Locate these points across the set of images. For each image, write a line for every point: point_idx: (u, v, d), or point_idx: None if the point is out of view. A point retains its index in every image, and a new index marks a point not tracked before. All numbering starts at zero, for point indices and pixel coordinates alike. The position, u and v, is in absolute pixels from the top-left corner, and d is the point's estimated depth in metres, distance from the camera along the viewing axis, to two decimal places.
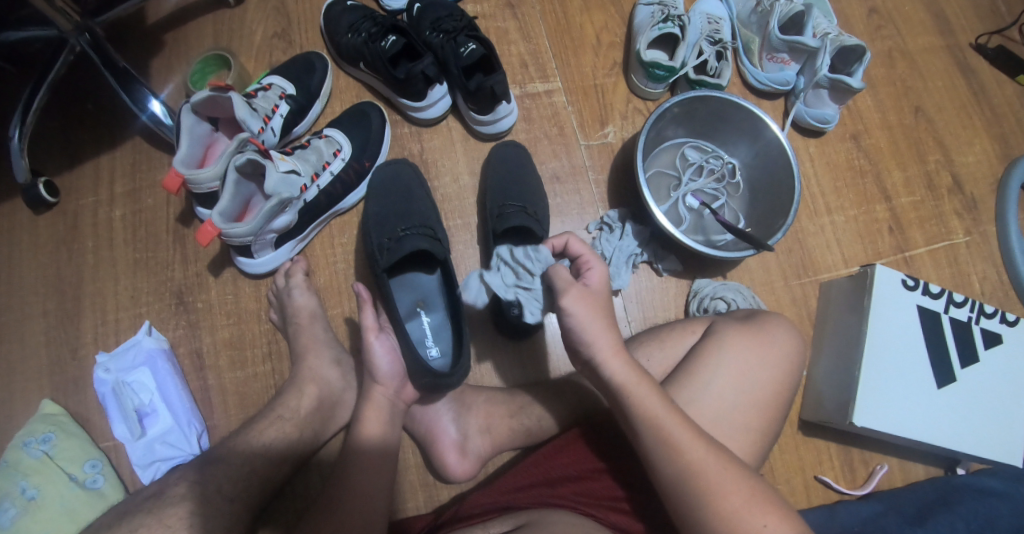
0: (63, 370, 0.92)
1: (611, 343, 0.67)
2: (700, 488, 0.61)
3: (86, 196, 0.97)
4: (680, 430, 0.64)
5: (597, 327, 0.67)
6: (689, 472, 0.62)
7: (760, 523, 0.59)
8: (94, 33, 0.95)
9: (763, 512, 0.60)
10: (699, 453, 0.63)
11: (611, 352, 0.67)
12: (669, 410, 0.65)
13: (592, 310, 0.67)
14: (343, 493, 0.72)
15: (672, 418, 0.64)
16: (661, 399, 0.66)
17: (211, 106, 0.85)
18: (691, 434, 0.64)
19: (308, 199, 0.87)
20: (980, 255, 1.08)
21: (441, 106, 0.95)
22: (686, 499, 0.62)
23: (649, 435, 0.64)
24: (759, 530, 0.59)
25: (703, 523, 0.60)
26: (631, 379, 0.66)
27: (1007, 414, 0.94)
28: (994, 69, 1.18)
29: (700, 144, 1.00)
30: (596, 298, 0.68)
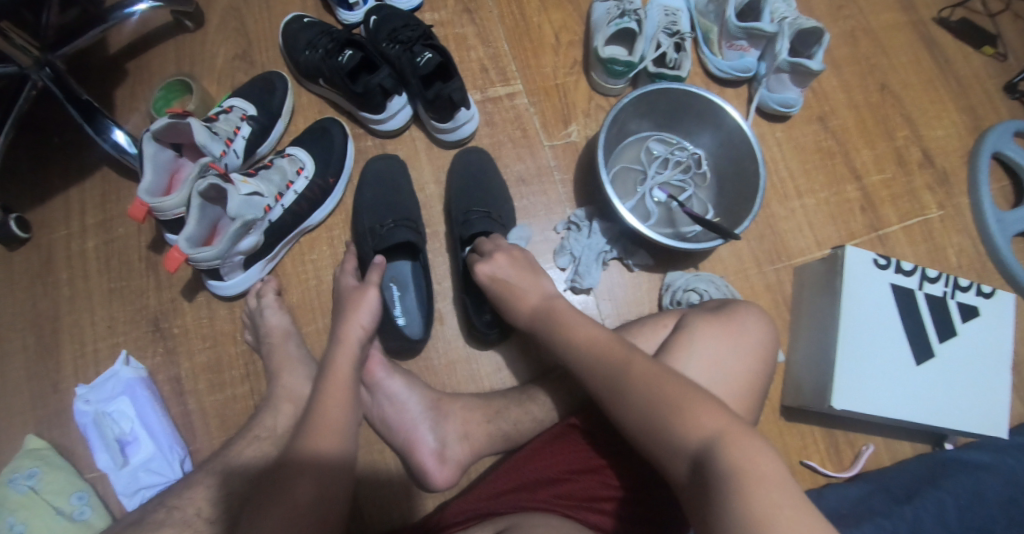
0: (45, 404, 0.92)
1: (533, 291, 0.78)
2: (628, 394, 0.63)
3: (58, 229, 0.97)
4: (600, 347, 0.68)
5: (513, 289, 0.78)
6: (609, 384, 0.65)
7: (682, 421, 0.58)
8: (55, 67, 0.95)
9: (690, 407, 0.59)
10: (620, 364, 0.66)
11: (532, 299, 0.77)
12: (590, 332, 0.71)
13: (512, 283, 0.78)
14: (287, 493, 0.62)
15: (591, 343, 0.69)
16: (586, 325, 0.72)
17: (172, 132, 0.84)
18: (611, 352, 0.67)
19: (273, 220, 0.88)
20: (954, 228, 1.09)
21: (402, 117, 0.96)
22: (616, 408, 0.64)
23: (577, 359, 0.69)
24: (684, 424, 0.58)
25: (637, 430, 0.61)
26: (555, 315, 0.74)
27: (988, 386, 0.95)
28: (958, 42, 1.18)
29: (664, 137, 1.00)
30: (506, 279, 0.79)
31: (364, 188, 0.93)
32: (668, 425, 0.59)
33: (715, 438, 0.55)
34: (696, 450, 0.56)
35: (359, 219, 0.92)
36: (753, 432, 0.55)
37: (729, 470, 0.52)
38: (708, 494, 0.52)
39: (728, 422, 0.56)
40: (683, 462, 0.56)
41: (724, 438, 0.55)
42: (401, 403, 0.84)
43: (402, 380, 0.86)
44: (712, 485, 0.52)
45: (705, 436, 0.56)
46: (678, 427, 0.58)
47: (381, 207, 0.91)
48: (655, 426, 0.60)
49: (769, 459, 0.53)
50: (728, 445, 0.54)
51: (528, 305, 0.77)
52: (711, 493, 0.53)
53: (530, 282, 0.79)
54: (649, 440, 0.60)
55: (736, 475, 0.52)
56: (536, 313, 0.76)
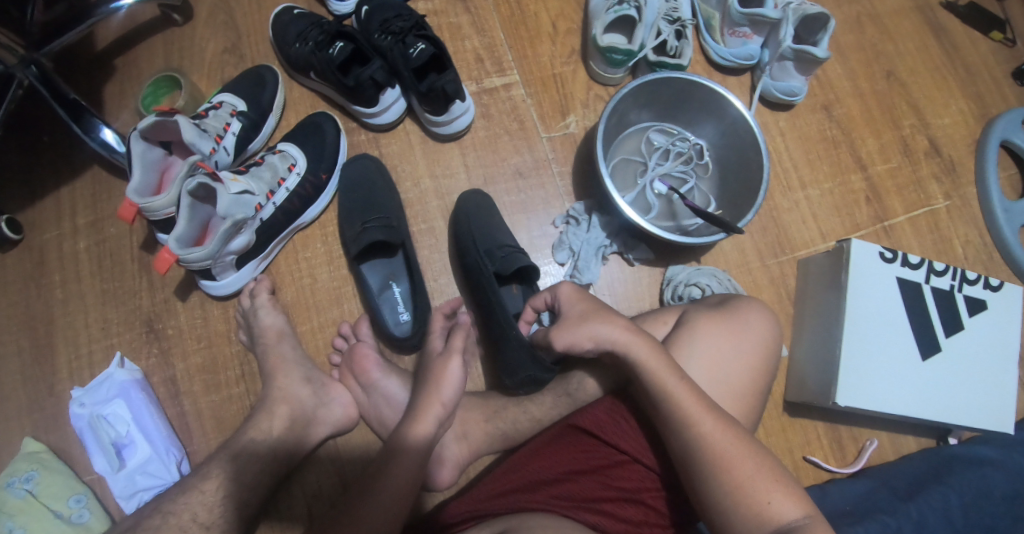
0: (41, 407, 0.91)
1: (616, 320, 0.71)
2: (709, 460, 0.64)
3: (49, 230, 0.96)
4: (693, 402, 0.66)
5: (591, 320, 0.70)
6: (701, 442, 0.65)
7: (769, 498, 0.62)
8: (41, 65, 0.93)
9: (775, 486, 0.63)
10: (715, 429, 0.65)
11: (619, 328, 0.70)
12: (678, 377, 0.68)
13: (588, 315, 0.71)
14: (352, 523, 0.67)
15: (685, 390, 0.67)
16: (677, 371, 0.68)
17: (160, 130, 0.83)
18: (703, 408, 0.66)
19: (264, 218, 0.86)
20: (960, 219, 1.07)
21: (395, 110, 0.93)
22: (701, 468, 0.64)
23: (663, 408, 0.67)
24: (767, 505, 0.62)
25: (716, 493, 0.63)
26: (642, 349, 0.69)
27: (994, 380, 0.94)
28: (966, 27, 1.15)
29: (665, 127, 0.98)
30: (579, 309, 0.72)
31: (341, 197, 0.92)
32: (749, 501, 0.62)
33: (798, 525, 0.61)
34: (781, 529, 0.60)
35: (341, 225, 0.91)
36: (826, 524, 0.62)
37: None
38: None
39: (810, 510, 0.62)
40: None
41: (809, 525, 0.61)
42: (398, 405, 0.83)
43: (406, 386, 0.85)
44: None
45: (792, 520, 0.61)
46: (759, 508, 0.62)
47: (360, 208, 0.90)
48: (736, 498, 0.62)
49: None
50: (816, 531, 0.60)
51: (613, 331, 0.70)
52: None
53: (609, 315, 0.72)
54: (727, 509, 0.62)
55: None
56: (624, 344, 0.70)
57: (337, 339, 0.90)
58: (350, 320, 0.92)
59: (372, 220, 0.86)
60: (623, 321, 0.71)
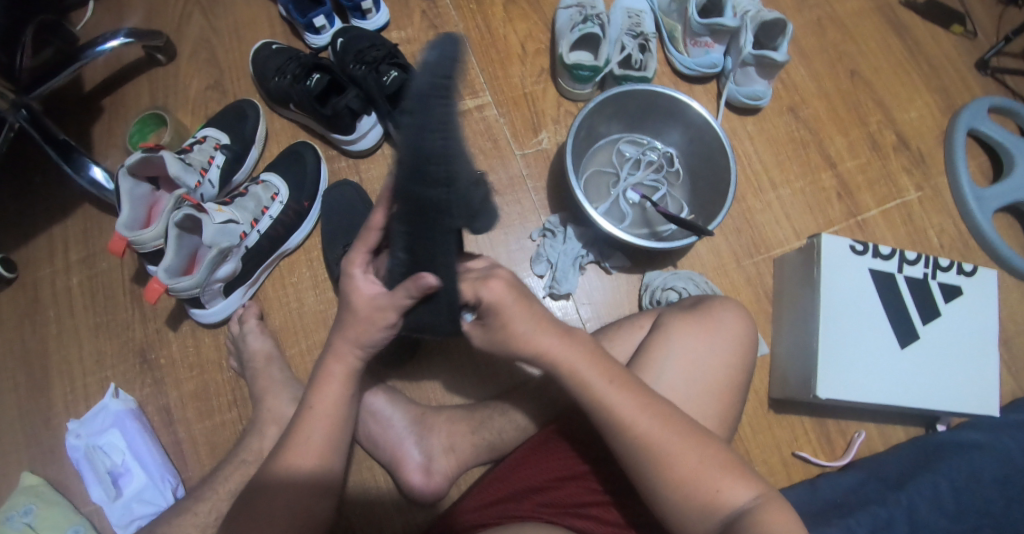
0: (39, 440, 0.92)
1: (550, 333, 0.64)
2: (656, 454, 0.61)
3: (43, 267, 0.98)
4: (654, 417, 0.62)
5: (526, 329, 0.63)
6: (642, 444, 0.61)
7: (719, 486, 0.60)
8: (31, 108, 0.96)
9: (728, 475, 0.60)
10: (673, 442, 0.61)
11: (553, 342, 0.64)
12: (627, 392, 0.63)
13: (523, 320, 0.63)
14: None
15: (615, 390, 0.63)
16: (610, 376, 0.64)
17: (147, 166, 0.86)
18: (656, 417, 0.62)
19: (249, 246, 0.89)
20: (933, 209, 1.10)
21: (373, 136, 0.97)
22: (644, 472, 0.62)
23: (619, 437, 0.62)
24: (717, 493, 0.60)
25: (661, 492, 0.61)
26: (591, 370, 0.64)
27: (975, 365, 0.95)
28: (927, 23, 1.19)
29: (635, 137, 1.01)
30: (515, 310, 0.63)
31: (324, 221, 0.94)
32: (697, 492, 0.60)
33: (753, 506, 0.59)
34: (732, 519, 0.58)
35: (326, 248, 0.94)
36: (782, 498, 0.60)
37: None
38: None
39: (762, 488, 0.60)
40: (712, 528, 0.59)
41: (764, 506, 0.59)
42: (385, 418, 0.86)
43: (385, 397, 0.88)
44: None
45: (743, 504, 0.59)
46: (710, 496, 0.59)
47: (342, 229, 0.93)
48: (684, 491, 0.60)
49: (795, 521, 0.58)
50: (768, 510, 0.58)
51: (545, 346, 0.64)
52: None
53: (544, 326, 0.64)
54: (676, 504, 0.60)
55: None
56: (552, 353, 0.64)
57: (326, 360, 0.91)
58: None
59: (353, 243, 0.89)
60: (558, 334, 0.65)
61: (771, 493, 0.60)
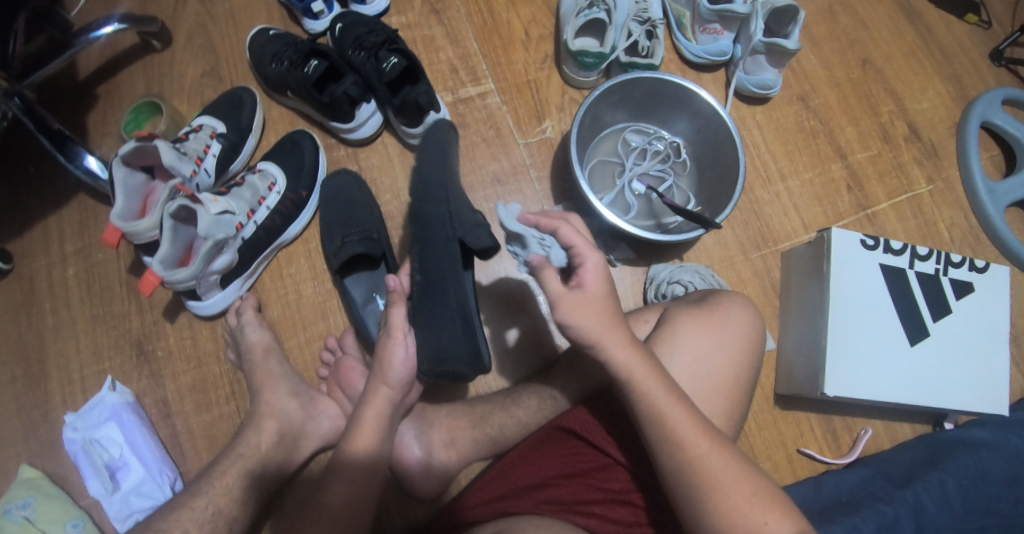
0: (36, 434, 0.91)
1: (619, 335, 0.65)
2: (705, 477, 0.62)
3: (39, 258, 0.97)
4: (703, 439, 0.63)
5: (601, 325, 0.65)
6: (692, 464, 0.62)
7: (763, 518, 0.60)
8: (23, 97, 0.94)
9: (770, 508, 0.61)
10: (724, 471, 0.62)
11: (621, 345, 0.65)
12: (685, 409, 0.64)
13: (601, 317, 0.65)
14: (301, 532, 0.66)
15: (674, 407, 0.64)
16: (669, 390, 0.65)
17: (140, 155, 0.84)
18: (705, 441, 0.63)
19: (246, 237, 0.87)
20: (945, 202, 1.07)
21: (372, 124, 0.94)
22: (689, 491, 0.62)
23: (671, 450, 0.63)
24: (759, 525, 0.60)
25: (703, 513, 0.61)
26: (655, 380, 0.65)
27: (986, 364, 0.94)
28: (941, 10, 1.15)
29: (641, 127, 0.99)
30: (597, 299, 0.64)
31: (322, 211, 0.92)
32: (739, 520, 0.60)
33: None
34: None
35: (324, 239, 0.91)
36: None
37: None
38: None
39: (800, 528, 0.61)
40: None
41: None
42: None
43: None
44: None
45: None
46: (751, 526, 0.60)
47: (338, 218, 0.90)
48: (727, 518, 0.60)
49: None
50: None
51: (611, 348, 0.65)
52: None
53: (617, 326, 0.65)
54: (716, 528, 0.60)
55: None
56: (616, 357, 0.65)
57: (324, 353, 0.90)
58: (336, 333, 0.92)
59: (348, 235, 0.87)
60: (627, 338, 0.66)
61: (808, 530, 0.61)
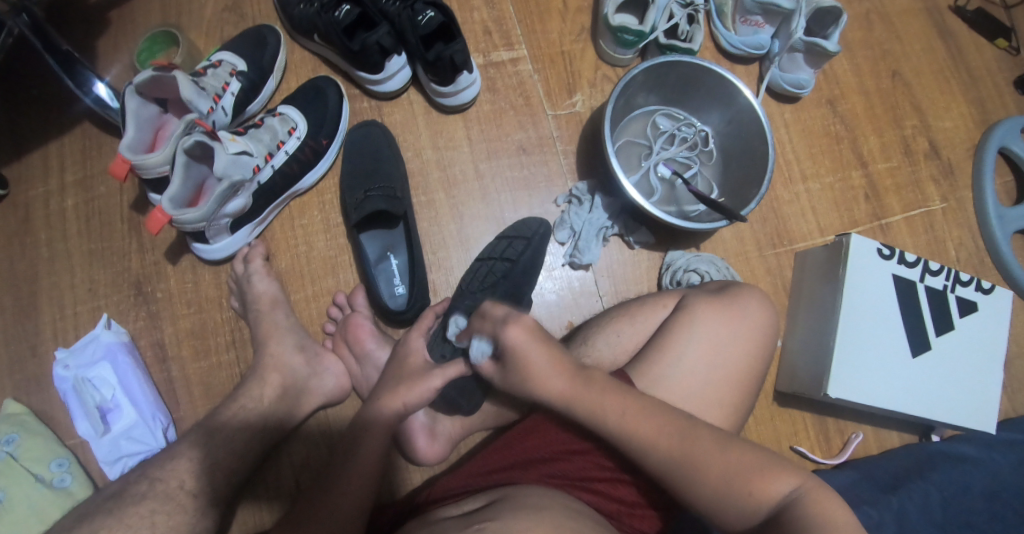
0: (23, 368, 0.88)
1: (555, 373, 0.64)
2: (697, 471, 0.60)
3: (36, 186, 0.93)
4: (672, 439, 0.61)
5: (540, 367, 0.63)
6: (668, 463, 0.61)
7: (762, 482, 0.58)
8: (33, 14, 0.87)
9: (764, 472, 0.59)
10: (710, 458, 0.60)
11: (563, 383, 0.63)
12: (650, 415, 0.63)
13: (539, 358, 0.63)
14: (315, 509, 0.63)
15: (639, 419, 0.62)
16: (630, 402, 0.63)
17: (156, 86, 0.79)
18: (675, 442, 0.61)
19: (262, 182, 0.84)
20: (956, 221, 1.08)
21: (401, 77, 0.91)
22: (679, 481, 0.61)
23: (649, 454, 0.62)
24: (760, 490, 0.58)
25: (700, 495, 0.60)
26: (609, 400, 0.63)
27: (980, 381, 0.96)
28: (973, 32, 1.15)
29: (672, 111, 0.97)
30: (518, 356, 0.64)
31: (345, 162, 0.91)
32: (740, 492, 0.58)
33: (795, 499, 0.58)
34: (779, 511, 0.57)
35: (342, 195, 0.90)
36: (824, 489, 0.59)
37: (816, 528, 0.55)
38: None
39: (802, 480, 0.59)
40: (758, 524, 0.58)
41: (808, 500, 0.58)
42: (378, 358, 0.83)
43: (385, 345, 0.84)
44: None
45: (789, 499, 0.58)
46: (755, 493, 0.58)
47: (359, 177, 0.89)
48: (727, 493, 0.59)
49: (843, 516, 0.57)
50: (811, 505, 0.57)
51: (560, 391, 0.64)
52: None
53: (551, 359, 0.64)
54: (718, 505, 0.59)
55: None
56: (566, 397, 0.64)
57: (333, 308, 0.89)
58: (345, 291, 0.90)
59: (369, 192, 0.85)
60: (564, 368, 0.64)
61: (813, 483, 0.59)
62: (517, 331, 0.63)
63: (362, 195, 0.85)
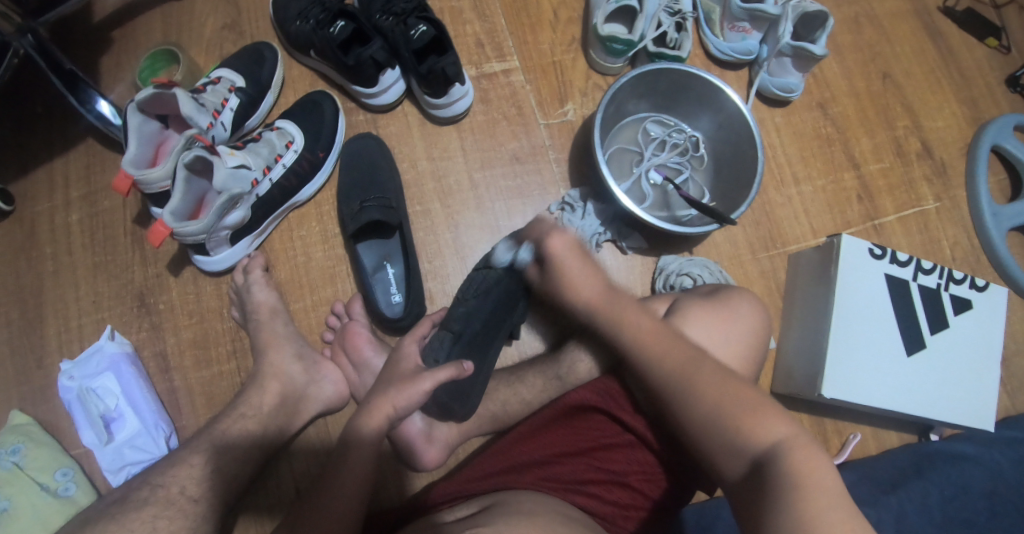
0: (29, 379, 0.90)
1: (593, 284, 0.71)
2: (695, 393, 0.65)
3: (42, 202, 0.95)
4: (679, 360, 0.67)
5: (580, 280, 0.71)
6: (669, 374, 0.67)
7: (752, 421, 0.61)
8: (38, 35, 0.90)
9: (758, 414, 0.61)
10: (707, 390, 0.64)
11: (597, 293, 0.72)
12: (663, 336, 0.69)
13: (579, 271, 0.71)
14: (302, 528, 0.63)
15: (652, 336, 0.69)
16: (650, 322, 0.70)
17: (157, 102, 0.82)
18: (681, 361, 0.67)
19: (260, 195, 0.86)
20: (950, 220, 1.09)
21: (395, 91, 0.93)
22: (677, 398, 0.66)
23: (654, 369, 0.68)
24: (749, 426, 0.60)
25: (695, 417, 0.64)
26: (630, 314, 0.71)
27: (976, 378, 0.96)
28: (963, 33, 1.16)
29: (663, 118, 0.99)
30: (560, 269, 0.72)
31: (342, 175, 0.92)
32: (730, 423, 0.61)
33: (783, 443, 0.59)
34: (762, 451, 0.59)
35: (338, 207, 0.92)
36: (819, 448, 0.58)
37: (792, 477, 0.55)
38: (761, 488, 0.56)
39: (796, 433, 0.59)
40: (741, 462, 0.60)
41: (793, 449, 0.58)
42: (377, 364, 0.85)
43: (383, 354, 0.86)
44: (768, 489, 0.55)
45: (773, 443, 0.59)
46: (744, 430, 0.61)
47: (357, 189, 0.91)
48: (718, 421, 0.62)
49: (829, 476, 0.55)
50: (794, 455, 0.57)
51: (590, 299, 0.72)
52: (762, 490, 0.56)
53: (594, 274, 0.72)
54: (709, 431, 0.63)
55: (798, 486, 0.54)
56: (596, 306, 0.72)
57: (331, 318, 0.90)
58: (343, 300, 0.92)
59: (365, 202, 0.87)
60: (602, 284, 0.72)
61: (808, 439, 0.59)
62: (561, 243, 0.71)
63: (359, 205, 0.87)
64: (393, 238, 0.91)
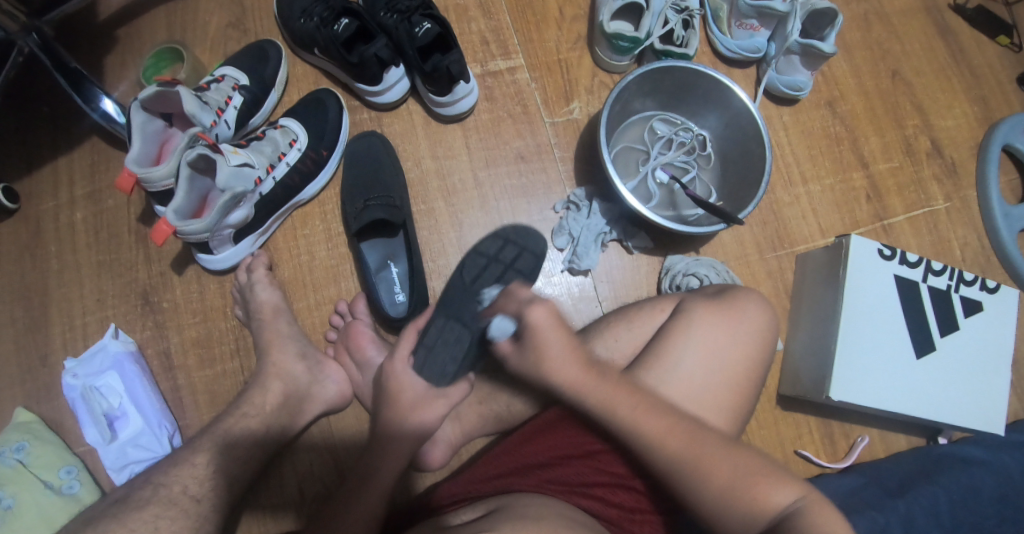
0: (34, 377, 0.90)
1: (574, 371, 0.66)
2: (698, 473, 0.62)
3: (47, 200, 0.95)
4: (680, 440, 0.64)
5: (556, 362, 0.66)
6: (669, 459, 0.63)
7: (763, 490, 0.61)
8: (42, 33, 0.90)
9: (764, 480, 0.61)
10: (712, 466, 0.62)
11: (581, 375, 0.66)
12: (655, 415, 0.65)
13: (557, 353, 0.66)
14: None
15: (644, 417, 0.65)
16: (638, 402, 0.65)
17: (161, 102, 0.82)
18: (684, 439, 0.64)
19: (263, 193, 0.86)
20: (960, 220, 1.07)
21: (399, 89, 0.92)
22: (682, 481, 0.63)
23: (653, 452, 0.64)
24: (760, 496, 0.60)
25: (703, 498, 0.62)
26: (618, 399, 0.65)
27: (986, 381, 0.94)
28: (974, 30, 1.15)
29: (669, 117, 0.98)
30: (540, 348, 0.66)
31: (347, 172, 0.92)
32: (741, 499, 0.61)
33: (795, 508, 0.60)
34: (777, 521, 0.59)
35: (342, 206, 0.92)
36: (823, 500, 0.61)
37: None
38: None
39: (805, 491, 0.61)
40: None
41: (807, 509, 0.59)
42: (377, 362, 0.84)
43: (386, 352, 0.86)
44: None
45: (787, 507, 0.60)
46: (756, 500, 0.60)
47: (361, 188, 0.90)
48: (728, 500, 0.61)
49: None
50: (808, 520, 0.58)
51: (574, 381, 0.66)
52: None
53: (574, 353, 0.66)
54: (721, 512, 0.61)
55: None
56: (576, 389, 0.66)
57: (335, 317, 0.90)
58: (347, 299, 0.91)
59: (369, 201, 0.87)
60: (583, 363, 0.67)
61: (811, 494, 0.61)
62: (541, 314, 0.67)
63: (362, 204, 0.87)
64: (396, 236, 0.91)
